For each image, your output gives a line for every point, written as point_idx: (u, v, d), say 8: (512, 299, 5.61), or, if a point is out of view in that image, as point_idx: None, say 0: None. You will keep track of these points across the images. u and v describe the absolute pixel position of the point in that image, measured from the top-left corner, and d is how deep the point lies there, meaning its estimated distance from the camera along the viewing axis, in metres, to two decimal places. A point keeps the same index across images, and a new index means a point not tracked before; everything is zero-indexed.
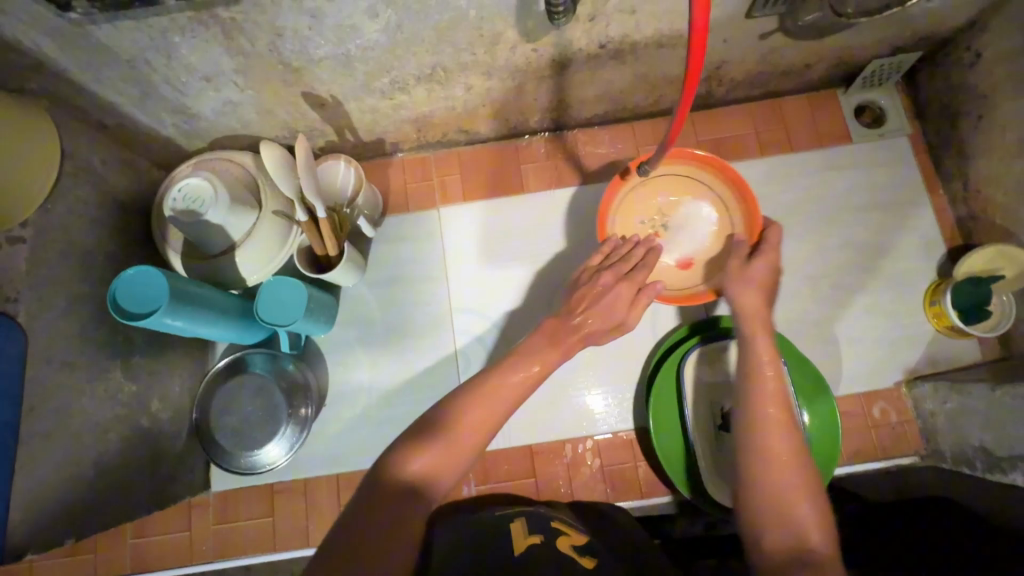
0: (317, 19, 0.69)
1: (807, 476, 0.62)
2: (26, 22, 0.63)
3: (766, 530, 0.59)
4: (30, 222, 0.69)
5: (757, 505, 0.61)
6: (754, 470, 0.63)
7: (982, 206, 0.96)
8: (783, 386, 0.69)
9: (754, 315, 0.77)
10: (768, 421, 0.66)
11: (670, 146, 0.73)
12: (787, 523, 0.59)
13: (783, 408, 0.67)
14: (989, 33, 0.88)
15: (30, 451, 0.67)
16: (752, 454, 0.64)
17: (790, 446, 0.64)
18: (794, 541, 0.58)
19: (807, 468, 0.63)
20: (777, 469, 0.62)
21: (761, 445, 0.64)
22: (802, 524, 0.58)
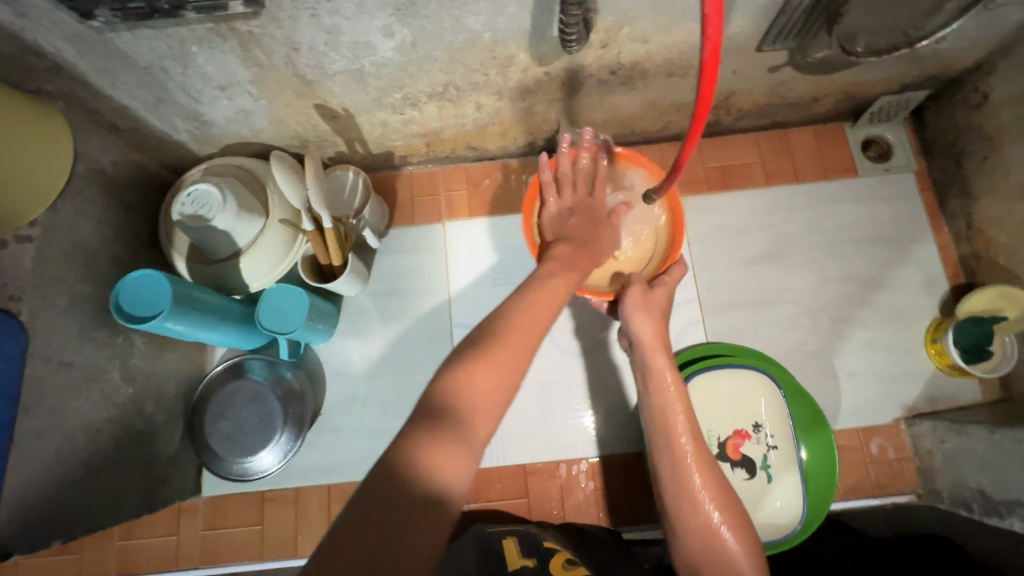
0: (333, 35, 0.70)
1: (730, 515, 0.67)
2: (48, 27, 0.65)
3: (704, 573, 0.64)
4: (39, 222, 0.70)
5: (691, 556, 0.66)
6: (682, 519, 0.68)
7: (986, 246, 0.96)
8: (694, 423, 0.72)
9: (654, 346, 0.78)
10: (684, 468, 0.70)
11: (677, 172, 0.72)
12: (719, 566, 0.64)
13: (699, 453, 0.71)
14: (996, 76, 0.89)
15: (24, 451, 0.67)
16: (679, 505, 0.69)
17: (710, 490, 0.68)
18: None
19: (729, 508, 0.68)
20: (700, 514, 0.67)
21: (682, 494, 0.69)
22: (733, 567, 0.63)
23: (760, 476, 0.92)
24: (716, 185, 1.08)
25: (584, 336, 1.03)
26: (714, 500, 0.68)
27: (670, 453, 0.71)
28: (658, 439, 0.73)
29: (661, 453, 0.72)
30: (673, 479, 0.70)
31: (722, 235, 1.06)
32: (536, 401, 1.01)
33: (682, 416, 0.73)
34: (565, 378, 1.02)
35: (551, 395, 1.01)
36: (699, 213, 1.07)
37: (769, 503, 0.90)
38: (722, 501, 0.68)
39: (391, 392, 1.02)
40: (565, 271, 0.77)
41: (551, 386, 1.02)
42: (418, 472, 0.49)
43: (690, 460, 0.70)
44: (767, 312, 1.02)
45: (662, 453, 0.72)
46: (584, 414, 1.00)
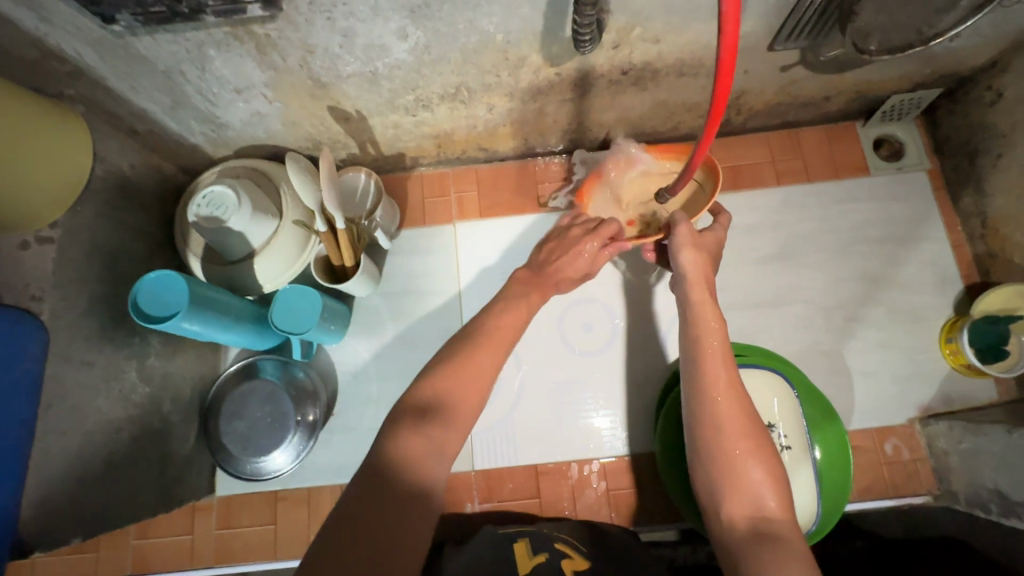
0: (348, 38, 0.71)
1: (757, 442, 0.64)
2: (70, 32, 0.66)
3: (724, 502, 0.62)
4: (60, 223, 0.71)
5: (712, 485, 0.63)
6: (707, 443, 0.65)
7: (1000, 245, 0.96)
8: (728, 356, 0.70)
9: (698, 281, 0.77)
10: (714, 396, 0.67)
11: (694, 168, 0.72)
12: (740, 495, 0.61)
13: (730, 380, 0.68)
14: (1010, 73, 0.89)
15: (45, 449, 0.68)
16: (702, 428, 0.66)
17: (738, 417, 0.65)
18: (753, 509, 0.60)
19: (757, 436, 0.64)
20: (724, 437, 0.64)
21: (710, 420, 0.66)
22: (755, 495, 0.61)
23: None
24: (727, 185, 1.08)
25: (596, 336, 1.03)
26: (742, 425, 0.65)
27: (700, 381, 0.69)
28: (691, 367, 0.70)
29: (692, 381, 0.69)
30: (701, 406, 0.67)
31: (732, 235, 1.05)
32: (546, 401, 1.01)
33: (717, 346, 0.71)
34: (575, 379, 1.02)
35: (562, 395, 1.01)
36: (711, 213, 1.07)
37: None
38: (748, 429, 0.64)
39: (403, 393, 1.02)
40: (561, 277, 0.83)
41: (561, 387, 1.02)
42: (406, 464, 0.55)
43: (719, 386, 0.68)
44: (779, 312, 1.02)
45: (694, 379, 0.69)
46: (596, 414, 1.00)
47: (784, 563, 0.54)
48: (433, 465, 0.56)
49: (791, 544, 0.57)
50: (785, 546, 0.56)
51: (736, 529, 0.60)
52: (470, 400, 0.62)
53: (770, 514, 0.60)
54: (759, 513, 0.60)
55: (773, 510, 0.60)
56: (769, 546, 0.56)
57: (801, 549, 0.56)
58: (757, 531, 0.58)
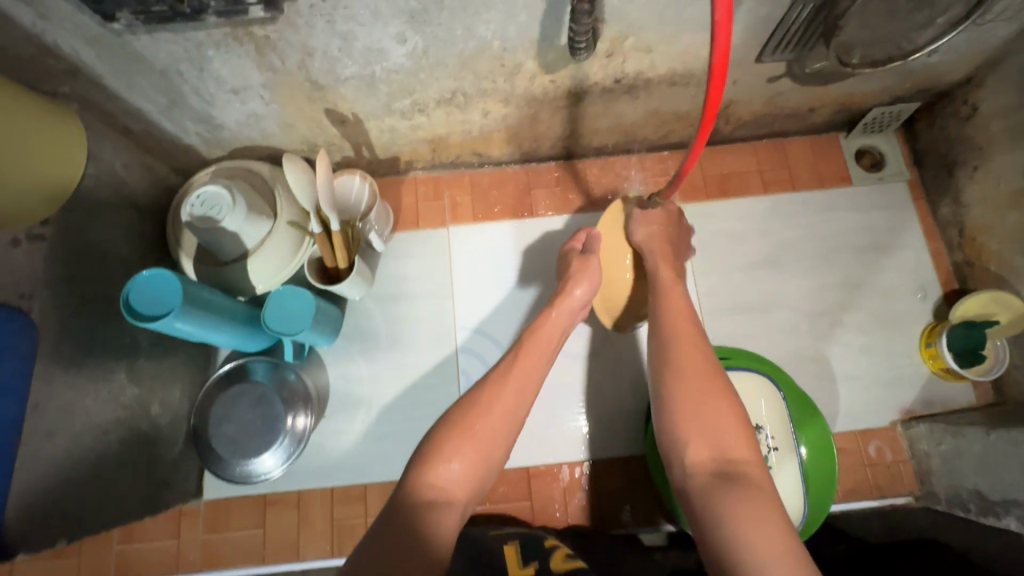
0: (348, 41, 0.72)
1: (716, 389, 0.66)
2: (69, 29, 0.66)
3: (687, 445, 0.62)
4: (52, 221, 0.70)
5: (676, 434, 0.64)
6: (672, 391, 0.67)
7: (977, 253, 0.99)
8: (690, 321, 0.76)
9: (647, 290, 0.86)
10: (680, 357, 0.70)
11: (682, 175, 0.76)
12: (702, 438, 0.62)
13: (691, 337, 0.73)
14: (985, 89, 0.93)
15: (32, 448, 0.67)
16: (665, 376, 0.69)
17: (700, 371, 0.68)
18: (714, 449, 0.61)
19: (717, 381, 0.67)
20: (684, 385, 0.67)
21: (675, 376, 0.69)
22: (717, 438, 0.61)
23: None
24: (716, 194, 1.10)
25: (586, 340, 1.05)
26: (701, 372, 0.68)
27: (663, 343, 0.74)
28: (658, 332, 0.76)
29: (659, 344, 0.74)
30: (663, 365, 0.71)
31: (722, 242, 1.08)
32: (538, 404, 1.02)
33: (683, 314, 0.77)
34: (569, 382, 1.03)
35: (552, 398, 1.02)
36: (700, 220, 1.09)
37: None
38: (712, 377, 0.67)
39: (395, 396, 1.02)
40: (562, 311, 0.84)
41: (552, 389, 1.03)
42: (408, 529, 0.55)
43: (678, 345, 0.72)
44: (766, 317, 1.04)
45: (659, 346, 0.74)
46: (587, 418, 1.01)
47: (741, 496, 0.55)
48: (439, 526, 0.57)
49: (753, 482, 0.57)
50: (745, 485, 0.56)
51: (700, 473, 0.60)
52: (481, 459, 0.64)
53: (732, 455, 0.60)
54: (721, 454, 0.60)
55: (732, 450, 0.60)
56: (729, 486, 0.57)
57: (763, 486, 0.56)
58: (719, 474, 0.59)
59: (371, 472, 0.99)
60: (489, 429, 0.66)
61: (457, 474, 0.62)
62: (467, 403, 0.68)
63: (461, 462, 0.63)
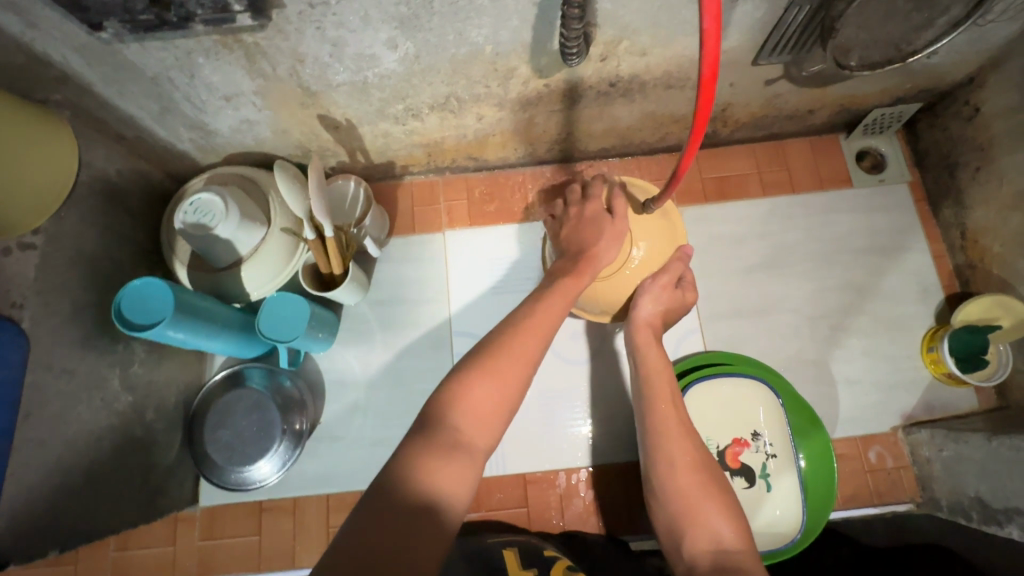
0: (338, 48, 0.71)
1: (706, 477, 0.68)
2: (57, 38, 0.65)
3: (687, 539, 0.64)
4: (43, 230, 0.70)
5: (675, 527, 0.66)
6: (663, 482, 0.69)
7: (979, 255, 0.98)
8: (675, 395, 0.77)
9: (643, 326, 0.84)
10: (669, 441, 0.72)
11: (678, 180, 0.72)
12: (696, 535, 0.64)
13: (681, 421, 0.74)
14: (987, 89, 0.91)
15: (24, 458, 0.66)
16: (659, 468, 0.70)
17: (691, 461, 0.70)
18: (712, 541, 0.62)
19: (709, 476, 0.68)
20: (681, 482, 0.68)
21: (668, 466, 0.70)
22: (713, 531, 0.63)
23: (759, 484, 0.91)
24: (714, 197, 1.09)
25: (583, 345, 1.04)
26: (691, 460, 0.70)
27: (654, 422, 0.74)
28: (646, 416, 0.76)
29: (647, 431, 0.74)
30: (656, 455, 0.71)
31: (720, 245, 1.07)
32: (535, 409, 1.01)
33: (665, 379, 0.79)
34: (565, 388, 1.02)
35: (550, 403, 1.01)
36: (698, 223, 1.08)
37: (767, 511, 0.90)
38: (702, 464, 0.69)
39: (391, 402, 1.01)
40: (564, 286, 0.78)
41: (549, 394, 1.02)
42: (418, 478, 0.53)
43: (670, 429, 0.73)
44: (765, 321, 1.03)
45: (646, 435, 0.74)
46: (583, 423, 1.00)
47: None
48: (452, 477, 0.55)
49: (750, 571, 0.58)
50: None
51: (700, 566, 0.61)
52: (498, 402, 0.62)
53: (729, 546, 0.61)
54: (719, 547, 0.61)
55: (728, 540, 0.62)
56: None
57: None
58: (719, 565, 0.59)
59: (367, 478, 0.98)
60: (509, 379, 0.63)
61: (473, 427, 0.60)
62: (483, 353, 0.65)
63: (478, 405, 0.61)
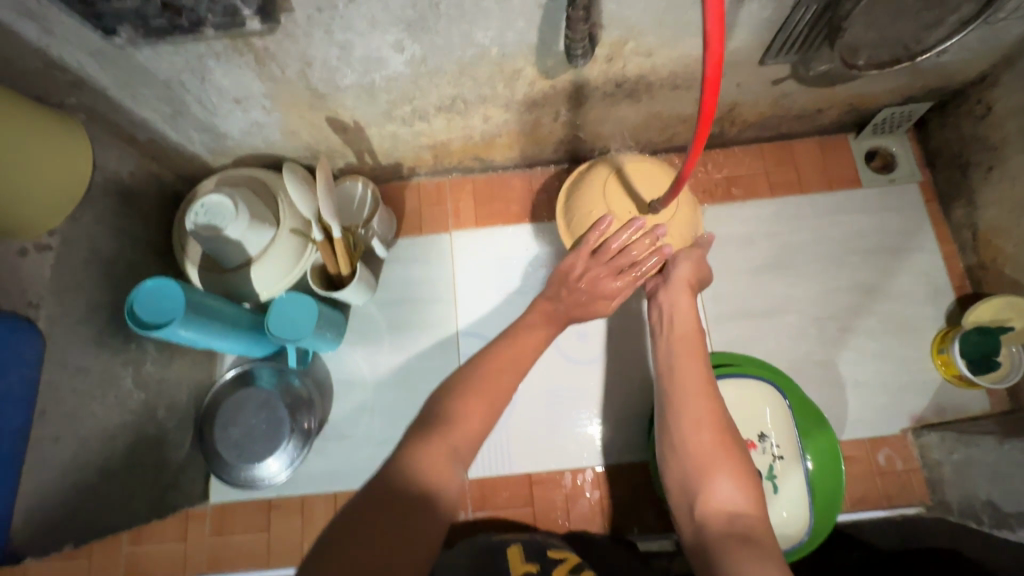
0: (346, 50, 0.72)
1: (726, 438, 0.66)
2: (73, 43, 0.67)
3: (701, 497, 0.63)
4: (59, 231, 0.72)
5: (689, 483, 0.65)
6: (682, 437, 0.67)
7: (991, 256, 0.97)
8: (700, 352, 0.74)
9: (681, 287, 0.81)
10: (690, 397, 0.69)
11: (682, 183, 0.71)
12: (710, 493, 0.62)
13: (704, 380, 0.71)
14: (999, 88, 0.90)
15: (40, 454, 0.68)
16: (678, 424, 0.68)
17: (712, 419, 0.67)
18: (728, 503, 0.61)
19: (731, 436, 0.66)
20: (701, 440, 0.66)
21: (688, 422, 0.68)
22: (728, 493, 0.62)
23: (766, 486, 0.90)
24: (721, 197, 1.09)
25: (589, 346, 1.04)
26: (714, 418, 0.67)
27: (678, 379, 0.72)
28: (668, 372, 0.73)
29: (669, 387, 0.72)
30: (676, 411, 0.69)
31: (728, 245, 1.06)
32: (541, 410, 1.01)
33: (690, 337, 0.76)
34: (571, 388, 1.02)
35: (555, 404, 1.02)
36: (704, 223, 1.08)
37: (775, 514, 0.88)
38: (724, 425, 0.67)
39: (397, 401, 1.02)
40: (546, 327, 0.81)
41: (555, 394, 1.02)
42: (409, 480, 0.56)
43: (694, 386, 0.70)
44: (772, 322, 1.02)
45: (666, 391, 0.72)
46: (589, 424, 1.01)
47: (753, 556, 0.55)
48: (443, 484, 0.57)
49: (764, 540, 0.57)
50: (759, 545, 0.57)
51: (712, 526, 0.60)
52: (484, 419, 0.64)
53: (743, 510, 0.60)
54: (734, 510, 0.60)
55: (742, 505, 0.61)
56: (741, 542, 0.57)
57: (772, 545, 0.57)
58: (732, 529, 0.59)
59: None
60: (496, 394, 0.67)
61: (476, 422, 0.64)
62: (484, 362, 0.70)
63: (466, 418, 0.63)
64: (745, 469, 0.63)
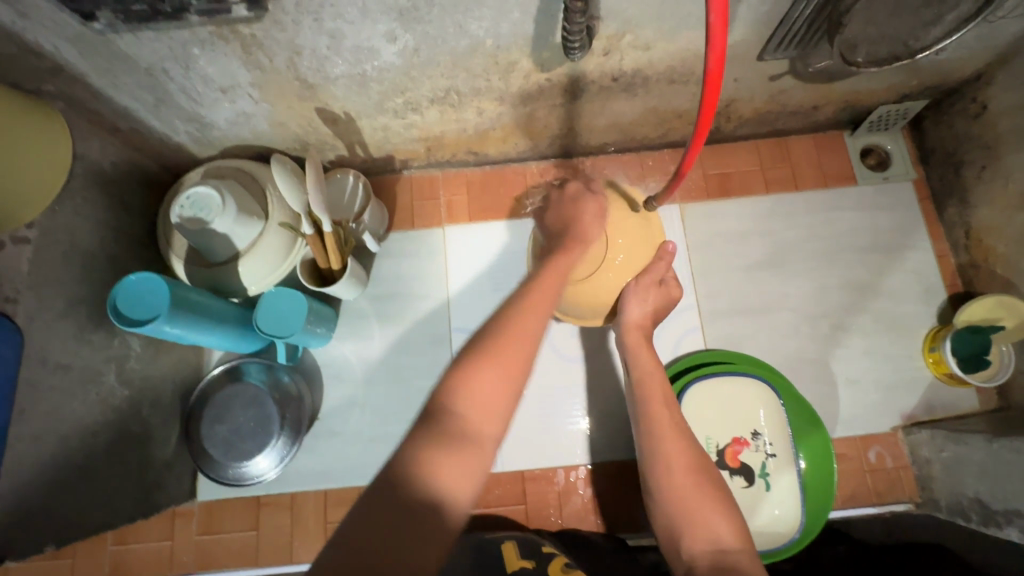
0: (336, 39, 0.70)
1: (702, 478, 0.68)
2: (49, 28, 0.64)
3: (685, 540, 0.63)
4: (37, 223, 0.69)
5: (673, 530, 0.65)
6: (659, 483, 0.69)
7: (983, 255, 0.97)
8: (668, 395, 0.77)
9: (635, 332, 0.84)
10: (664, 442, 0.71)
11: (681, 178, 0.71)
12: (693, 535, 0.63)
13: (675, 423, 0.73)
14: (994, 87, 0.90)
15: (18, 454, 0.66)
16: (656, 468, 0.70)
17: (685, 459, 0.69)
18: (711, 541, 0.62)
19: (705, 476, 0.68)
20: (678, 483, 0.67)
21: (665, 465, 0.69)
22: (711, 530, 0.62)
23: (759, 484, 0.91)
24: (717, 193, 1.08)
25: (582, 343, 1.03)
26: (687, 459, 0.69)
27: (649, 424, 0.74)
28: (640, 418, 0.75)
29: (642, 432, 0.74)
30: (651, 456, 0.71)
31: (722, 242, 1.06)
32: (534, 407, 1.01)
33: (658, 378, 0.79)
34: (564, 385, 1.01)
35: (549, 401, 1.01)
36: (699, 219, 1.07)
37: (767, 511, 0.90)
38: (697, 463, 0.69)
39: (389, 398, 1.01)
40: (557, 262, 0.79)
41: (549, 391, 1.01)
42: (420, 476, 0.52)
43: (666, 430, 0.73)
44: (766, 319, 1.02)
45: (642, 436, 0.74)
46: (582, 421, 1.00)
47: None
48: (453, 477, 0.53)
49: (750, 570, 0.57)
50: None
51: (699, 565, 0.60)
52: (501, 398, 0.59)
53: (728, 545, 0.61)
54: (719, 546, 0.61)
55: (727, 541, 0.61)
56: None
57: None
58: (718, 562, 0.59)
59: (366, 474, 0.98)
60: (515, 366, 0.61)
61: (483, 406, 0.58)
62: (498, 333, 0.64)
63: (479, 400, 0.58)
64: (724, 506, 0.65)
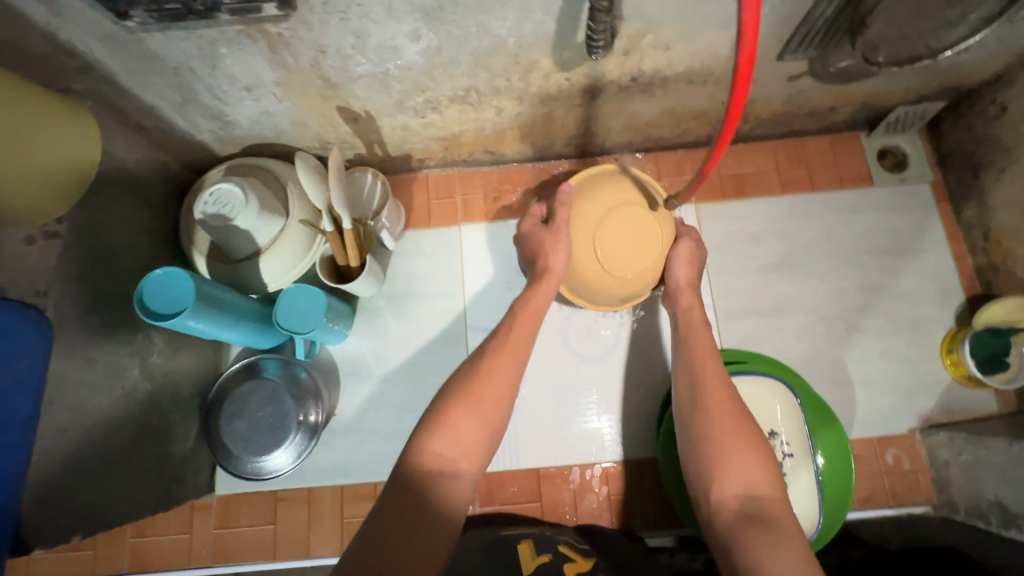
0: (361, 39, 0.71)
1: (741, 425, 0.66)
2: (82, 27, 0.65)
3: (716, 484, 0.62)
4: (66, 219, 0.70)
5: (704, 472, 0.64)
6: (698, 425, 0.67)
7: (1002, 257, 0.97)
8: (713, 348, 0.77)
9: (685, 288, 0.86)
10: (705, 387, 0.71)
11: (704, 176, 0.70)
12: (725, 480, 0.62)
13: (718, 372, 0.73)
14: (1014, 88, 0.89)
15: (46, 445, 0.67)
16: (694, 412, 0.69)
17: (727, 404, 0.68)
18: (743, 488, 0.61)
19: (745, 423, 0.66)
20: (717, 427, 0.66)
21: (705, 407, 0.69)
22: (743, 479, 0.61)
23: None
24: (733, 194, 1.08)
25: (598, 342, 1.03)
26: (728, 405, 0.68)
27: (695, 372, 0.74)
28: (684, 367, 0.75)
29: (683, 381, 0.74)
30: (692, 401, 0.70)
31: (738, 242, 1.06)
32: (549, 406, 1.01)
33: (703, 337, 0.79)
34: (580, 384, 1.02)
35: (564, 400, 1.01)
36: (715, 219, 1.07)
37: None
38: (737, 411, 0.68)
39: (405, 395, 1.02)
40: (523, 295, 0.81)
41: (564, 390, 1.02)
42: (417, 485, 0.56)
43: (709, 377, 0.72)
44: (782, 320, 1.02)
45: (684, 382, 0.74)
46: (597, 420, 1.00)
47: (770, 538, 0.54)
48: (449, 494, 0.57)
49: (780, 522, 0.56)
50: (773, 527, 0.55)
51: (725, 511, 0.60)
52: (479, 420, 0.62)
53: (758, 493, 0.60)
54: (750, 493, 0.60)
55: (757, 489, 0.60)
56: (758, 526, 0.56)
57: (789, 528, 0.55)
58: (745, 512, 0.58)
59: (381, 471, 0.99)
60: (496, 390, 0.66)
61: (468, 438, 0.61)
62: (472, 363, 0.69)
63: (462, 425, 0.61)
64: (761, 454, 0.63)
